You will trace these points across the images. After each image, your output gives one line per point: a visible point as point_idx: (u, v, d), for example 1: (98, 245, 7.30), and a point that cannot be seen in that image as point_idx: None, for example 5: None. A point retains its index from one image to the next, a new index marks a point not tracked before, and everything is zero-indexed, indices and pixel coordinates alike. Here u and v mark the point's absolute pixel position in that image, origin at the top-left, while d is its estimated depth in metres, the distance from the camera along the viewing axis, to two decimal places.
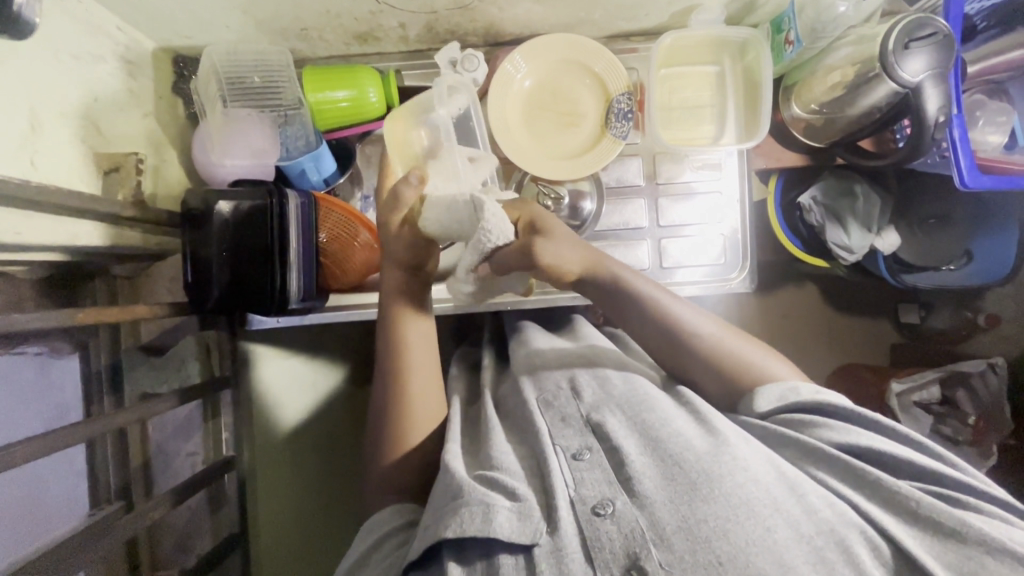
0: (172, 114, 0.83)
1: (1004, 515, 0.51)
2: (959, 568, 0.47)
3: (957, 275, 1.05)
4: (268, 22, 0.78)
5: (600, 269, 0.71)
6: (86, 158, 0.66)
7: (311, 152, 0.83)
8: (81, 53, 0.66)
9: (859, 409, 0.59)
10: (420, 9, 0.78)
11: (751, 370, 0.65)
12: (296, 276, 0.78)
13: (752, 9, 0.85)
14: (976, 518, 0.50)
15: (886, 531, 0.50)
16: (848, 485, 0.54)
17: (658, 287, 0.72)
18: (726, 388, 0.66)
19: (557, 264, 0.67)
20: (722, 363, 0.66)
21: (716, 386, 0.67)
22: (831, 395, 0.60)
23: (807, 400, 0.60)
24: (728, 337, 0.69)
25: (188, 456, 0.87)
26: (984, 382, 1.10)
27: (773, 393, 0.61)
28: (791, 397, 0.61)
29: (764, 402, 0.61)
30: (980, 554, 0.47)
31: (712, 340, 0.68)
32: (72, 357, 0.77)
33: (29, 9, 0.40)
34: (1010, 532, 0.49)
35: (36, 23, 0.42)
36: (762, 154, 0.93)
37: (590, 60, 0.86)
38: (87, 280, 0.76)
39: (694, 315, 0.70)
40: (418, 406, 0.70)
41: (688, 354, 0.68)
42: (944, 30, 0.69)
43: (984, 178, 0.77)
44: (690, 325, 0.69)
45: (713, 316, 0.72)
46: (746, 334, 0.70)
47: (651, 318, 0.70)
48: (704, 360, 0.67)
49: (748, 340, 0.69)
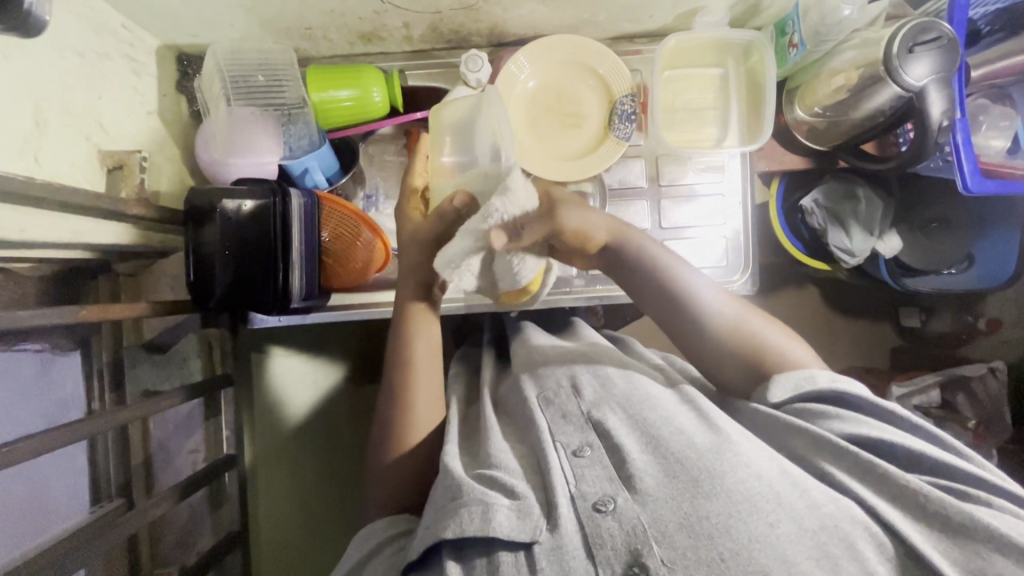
0: (176, 112, 0.83)
1: (1013, 508, 0.50)
2: (965, 564, 0.48)
3: (962, 279, 1.06)
4: (272, 21, 0.78)
5: (626, 240, 0.71)
6: (90, 156, 0.66)
7: (315, 151, 0.82)
8: (85, 51, 0.66)
9: (877, 400, 0.59)
10: (424, 10, 0.78)
11: (773, 356, 0.65)
12: (299, 276, 0.78)
13: (757, 11, 0.85)
14: (982, 511, 0.49)
15: (892, 526, 0.50)
16: (854, 476, 0.54)
17: (686, 264, 0.70)
18: (739, 373, 0.66)
19: (583, 227, 0.67)
20: (735, 344, 0.66)
21: (727, 367, 0.67)
22: (847, 382, 0.60)
23: (826, 388, 0.59)
24: (749, 313, 0.68)
25: (190, 453, 0.87)
26: (983, 385, 1.11)
27: (788, 380, 0.61)
28: (806, 385, 0.61)
29: (779, 391, 0.61)
30: (987, 549, 0.47)
31: (734, 320, 0.67)
32: (75, 354, 0.76)
33: (41, 8, 0.40)
34: (1018, 526, 0.49)
35: (46, 22, 0.41)
36: (764, 157, 0.93)
37: (593, 61, 0.87)
38: (89, 278, 0.75)
39: (712, 291, 0.70)
40: (422, 404, 0.70)
41: (701, 331, 0.68)
42: (948, 35, 0.69)
43: (987, 183, 0.77)
44: (709, 301, 0.69)
45: (730, 292, 0.71)
46: (767, 313, 0.70)
47: (672, 292, 0.69)
48: (717, 338, 0.67)
49: (766, 319, 0.69)
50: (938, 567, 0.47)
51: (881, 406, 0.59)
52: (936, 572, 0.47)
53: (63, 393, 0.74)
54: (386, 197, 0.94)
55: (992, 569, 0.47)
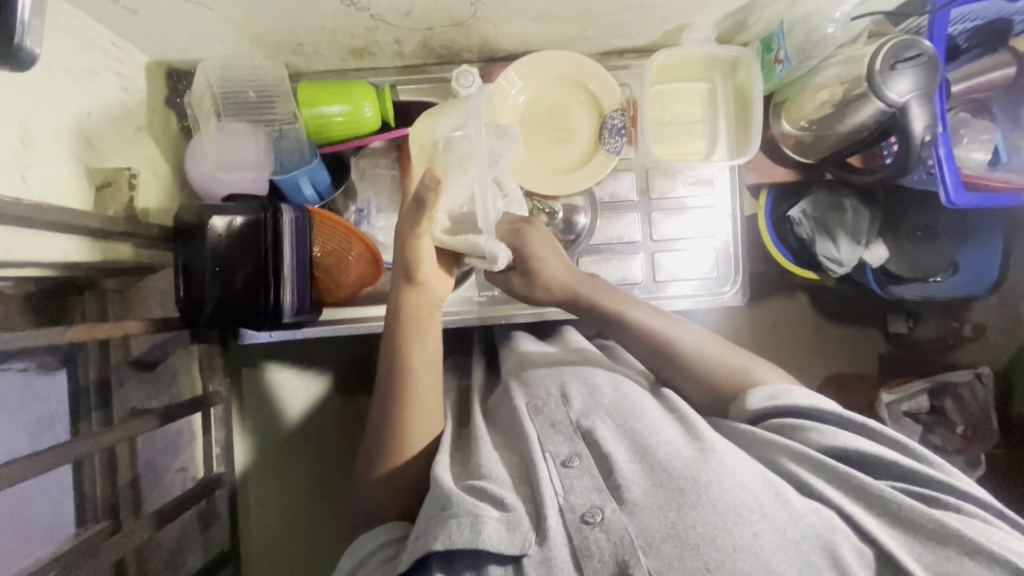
0: (165, 128, 0.82)
1: (983, 514, 0.51)
2: (939, 568, 0.48)
3: (945, 286, 1.08)
4: (263, 37, 0.78)
5: (586, 289, 0.77)
6: (77, 173, 0.65)
7: (306, 167, 0.83)
8: (73, 68, 0.66)
9: (850, 414, 0.58)
10: (415, 25, 0.78)
11: (736, 380, 0.66)
12: (290, 292, 0.77)
13: (744, 27, 0.86)
14: (953, 519, 0.50)
15: (869, 533, 0.50)
16: (831, 484, 0.54)
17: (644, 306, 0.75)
18: (713, 394, 0.67)
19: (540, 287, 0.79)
20: (703, 370, 0.68)
21: (697, 389, 0.68)
22: (818, 399, 0.60)
23: (794, 402, 0.60)
24: (712, 345, 0.70)
25: (179, 472, 0.87)
26: (970, 392, 1.13)
27: (763, 391, 0.62)
28: (784, 397, 0.61)
29: (757, 399, 0.62)
30: (959, 555, 0.48)
31: (694, 348, 0.70)
32: (60, 372, 0.74)
33: (29, 40, 0.40)
34: (986, 532, 0.49)
35: (37, 54, 0.41)
36: (753, 169, 0.94)
37: (584, 77, 0.87)
38: (75, 294, 0.74)
39: (676, 327, 0.73)
40: (416, 417, 0.70)
41: (672, 364, 0.70)
42: (928, 52, 0.71)
43: (968, 195, 0.78)
44: (674, 338, 0.71)
45: (706, 331, 0.73)
46: (742, 348, 0.70)
47: (637, 329, 0.73)
48: (685, 368, 0.69)
49: (734, 350, 0.70)
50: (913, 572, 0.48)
51: (856, 421, 0.58)
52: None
53: (50, 406, 0.73)
54: (377, 210, 0.93)
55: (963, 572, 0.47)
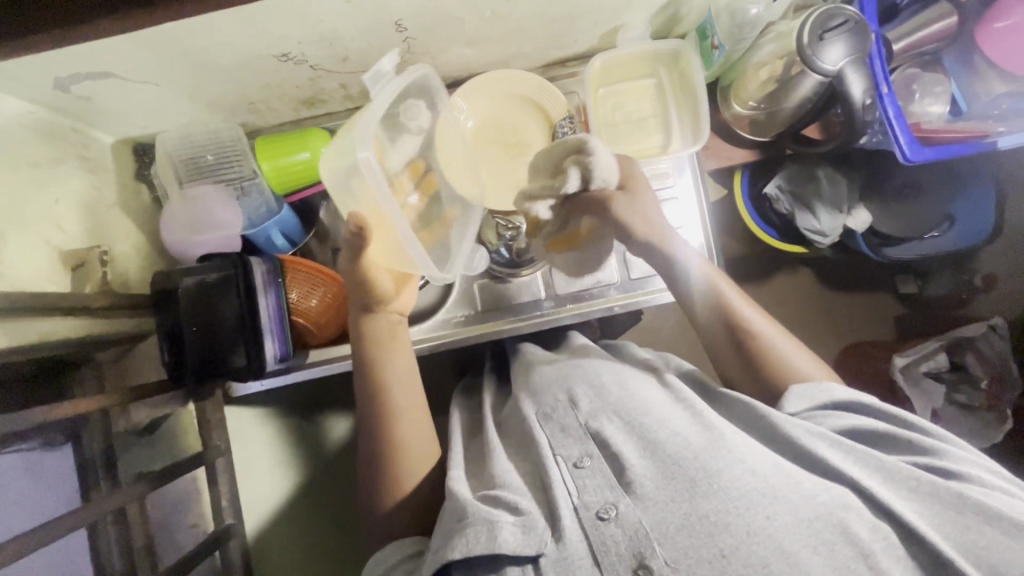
0: (136, 201, 0.86)
1: (1002, 487, 0.51)
2: (957, 538, 0.48)
3: (942, 241, 1.06)
4: (215, 102, 0.82)
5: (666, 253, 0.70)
6: (52, 258, 0.69)
7: (275, 217, 0.86)
8: (39, 160, 0.70)
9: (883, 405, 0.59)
10: (355, 69, 0.81)
11: (783, 372, 0.66)
12: (270, 340, 0.80)
13: (677, 20, 0.87)
14: (971, 490, 0.50)
15: (883, 502, 0.50)
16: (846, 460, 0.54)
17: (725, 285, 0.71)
18: (749, 379, 0.68)
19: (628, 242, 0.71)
20: (751, 358, 0.68)
21: (736, 370, 0.70)
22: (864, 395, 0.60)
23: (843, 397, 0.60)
24: (766, 326, 0.69)
25: (190, 528, 0.90)
26: (987, 343, 1.11)
27: (806, 395, 0.61)
28: (823, 396, 0.61)
29: (796, 403, 0.61)
30: (977, 523, 0.48)
31: (755, 332, 0.68)
32: (65, 446, 0.77)
33: None
34: (1006, 502, 0.50)
35: None
36: (713, 154, 0.94)
37: (526, 90, 0.89)
38: (71, 372, 0.77)
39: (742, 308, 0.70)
40: (409, 445, 0.71)
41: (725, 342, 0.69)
42: (854, 17, 0.71)
43: (925, 151, 0.76)
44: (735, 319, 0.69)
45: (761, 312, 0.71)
46: (785, 326, 0.70)
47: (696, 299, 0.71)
48: (739, 351, 0.68)
49: (779, 329, 0.69)
50: (931, 542, 0.48)
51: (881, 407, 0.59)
52: (932, 549, 0.48)
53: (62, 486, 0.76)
54: None
55: (979, 546, 0.47)
